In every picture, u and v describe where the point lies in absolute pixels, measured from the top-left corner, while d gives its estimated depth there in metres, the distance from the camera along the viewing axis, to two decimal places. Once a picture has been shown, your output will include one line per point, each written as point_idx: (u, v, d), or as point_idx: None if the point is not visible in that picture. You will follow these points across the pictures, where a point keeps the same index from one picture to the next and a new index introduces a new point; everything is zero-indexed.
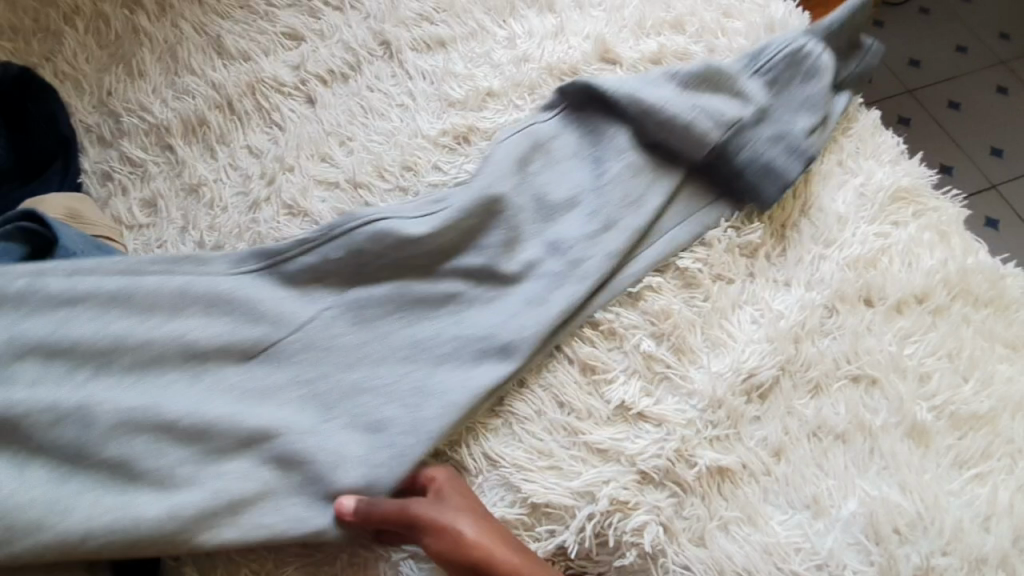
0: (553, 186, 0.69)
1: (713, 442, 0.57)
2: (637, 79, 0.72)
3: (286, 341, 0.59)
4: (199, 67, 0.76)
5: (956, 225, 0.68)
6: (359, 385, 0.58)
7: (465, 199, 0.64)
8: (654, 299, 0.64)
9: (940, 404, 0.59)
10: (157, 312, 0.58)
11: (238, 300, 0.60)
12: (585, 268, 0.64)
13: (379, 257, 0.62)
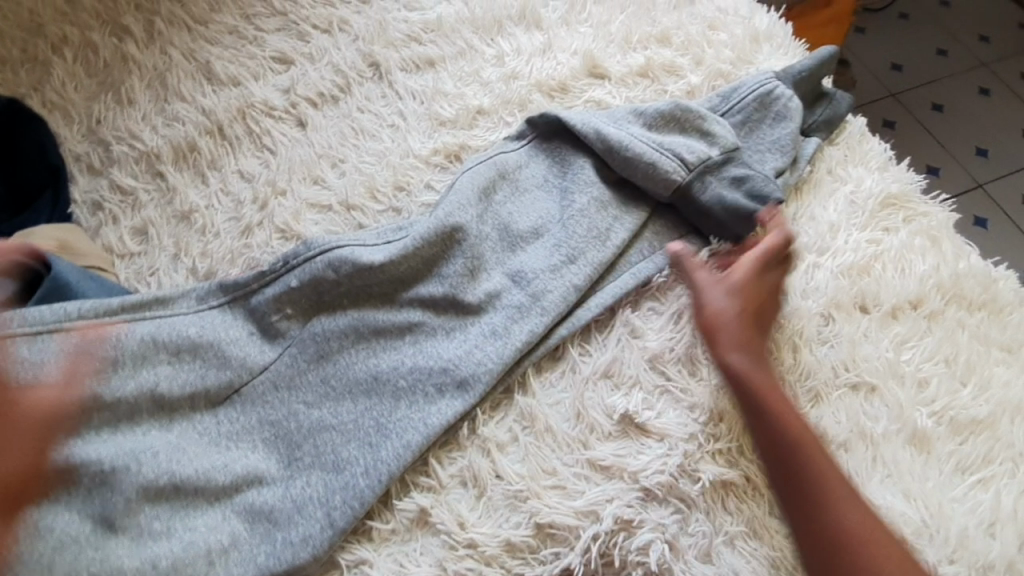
0: (518, 216, 0.69)
1: (716, 456, 0.57)
2: (602, 113, 0.73)
3: (254, 382, 0.59)
4: (189, 93, 0.76)
5: (946, 229, 0.69)
6: (324, 423, 0.58)
7: (426, 229, 0.65)
8: (649, 313, 0.64)
9: (939, 410, 0.59)
10: (162, 351, 0.59)
11: (207, 343, 0.60)
12: (546, 300, 0.63)
13: (371, 282, 0.63)
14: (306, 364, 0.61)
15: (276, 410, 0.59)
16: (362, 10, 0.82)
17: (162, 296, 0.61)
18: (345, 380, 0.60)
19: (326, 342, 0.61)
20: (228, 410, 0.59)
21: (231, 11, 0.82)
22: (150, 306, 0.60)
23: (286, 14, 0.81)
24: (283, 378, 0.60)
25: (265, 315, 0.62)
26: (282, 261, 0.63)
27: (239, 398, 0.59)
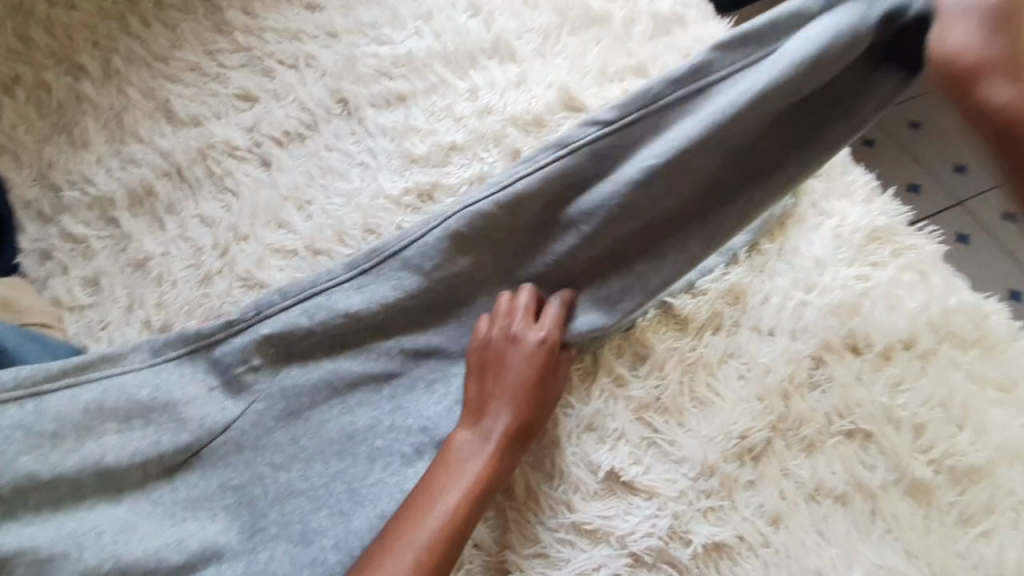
0: (510, 256, 0.65)
1: (708, 514, 0.54)
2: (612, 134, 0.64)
3: (216, 443, 0.56)
4: (147, 134, 0.72)
5: (935, 262, 0.67)
6: (294, 487, 0.55)
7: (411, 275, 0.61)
8: (636, 356, 0.61)
9: (937, 457, 0.56)
10: (111, 415, 0.54)
11: (162, 405, 0.55)
12: None
13: (343, 331, 0.59)
14: (273, 422, 0.57)
15: (239, 474, 0.55)
16: (330, 44, 0.79)
17: (110, 354, 0.55)
18: (317, 439, 0.57)
19: (300, 394, 0.58)
20: (186, 476, 0.55)
21: (192, 47, 0.79)
22: (95, 366, 0.54)
23: (251, 49, 0.78)
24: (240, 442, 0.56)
25: (222, 373, 0.57)
26: (254, 311, 0.58)
27: (197, 462, 0.55)
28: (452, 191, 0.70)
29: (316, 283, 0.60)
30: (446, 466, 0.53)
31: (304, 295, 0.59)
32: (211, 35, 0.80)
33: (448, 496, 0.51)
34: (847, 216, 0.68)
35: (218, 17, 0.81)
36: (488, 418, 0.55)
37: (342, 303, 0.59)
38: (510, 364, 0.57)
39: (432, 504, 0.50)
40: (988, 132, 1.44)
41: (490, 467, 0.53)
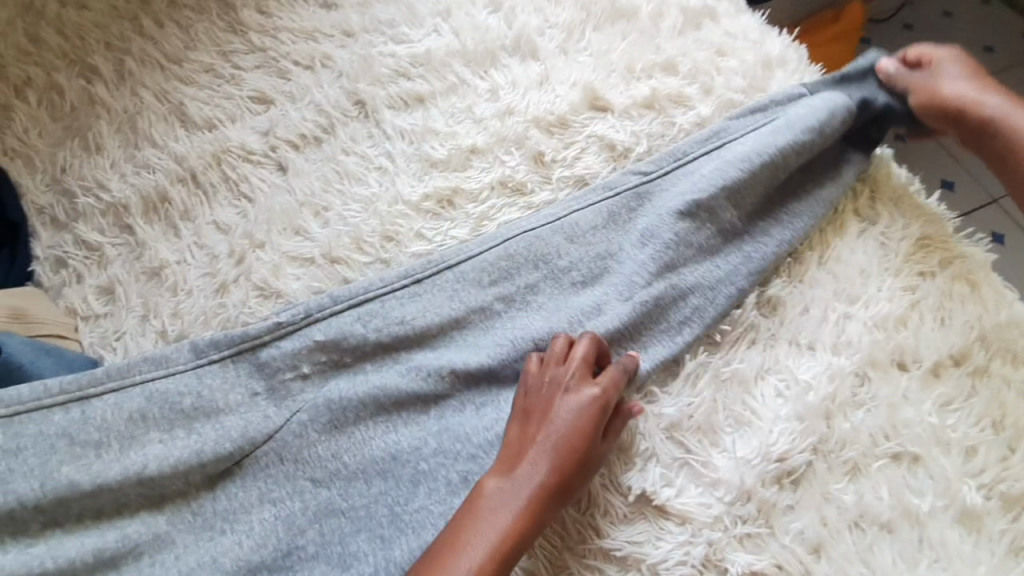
0: (565, 287, 0.63)
1: (744, 540, 0.51)
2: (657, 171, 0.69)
3: (262, 451, 0.54)
4: (161, 138, 0.71)
5: (985, 272, 0.63)
6: (335, 507, 0.53)
7: (466, 304, 0.61)
8: (682, 373, 0.59)
9: (990, 483, 0.53)
10: (154, 418, 0.54)
11: (204, 414, 0.55)
12: None
13: (377, 342, 0.58)
14: (316, 435, 0.55)
15: (281, 487, 0.53)
16: (346, 43, 0.77)
17: (155, 357, 0.55)
18: (360, 456, 0.55)
19: (347, 409, 0.55)
20: (225, 487, 0.53)
21: (207, 48, 0.77)
22: (141, 370, 0.55)
23: (266, 49, 0.76)
24: (268, 458, 0.54)
25: (241, 388, 0.56)
26: (302, 313, 0.58)
27: (239, 471, 0.54)
28: (473, 197, 0.68)
29: (368, 289, 0.60)
30: (470, 522, 0.48)
31: (356, 300, 0.60)
32: (226, 36, 0.78)
33: (467, 558, 0.46)
34: (893, 225, 0.65)
35: (232, 16, 0.79)
36: (522, 474, 0.50)
37: (392, 318, 0.59)
38: (555, 415, 0.52)
39: (448, 565, 0.46)
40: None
41: (515, 530, 0.48)
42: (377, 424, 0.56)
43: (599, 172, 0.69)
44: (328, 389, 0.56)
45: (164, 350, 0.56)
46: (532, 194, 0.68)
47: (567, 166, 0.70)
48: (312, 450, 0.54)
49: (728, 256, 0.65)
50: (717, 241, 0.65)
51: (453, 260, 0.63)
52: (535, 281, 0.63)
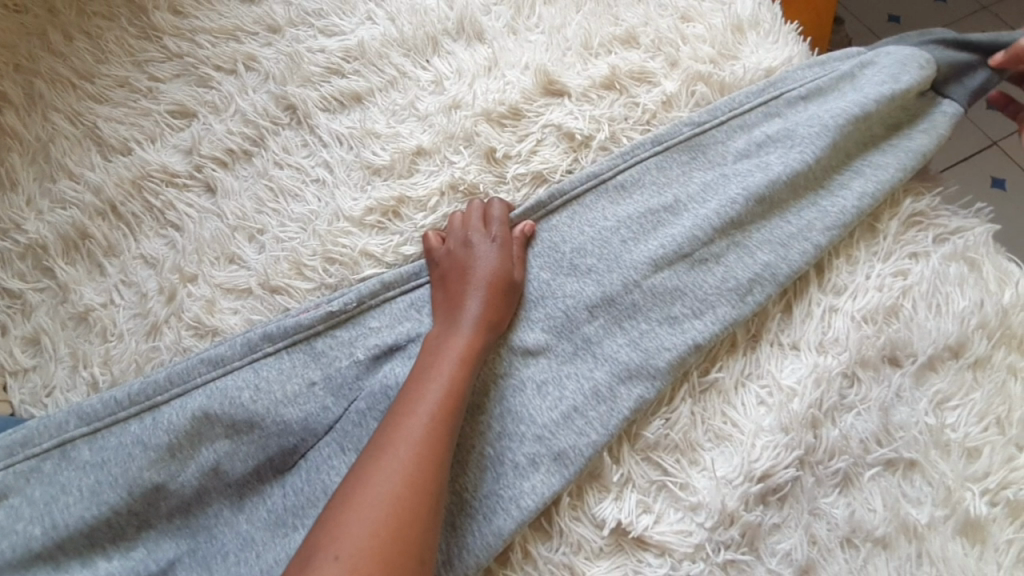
0: (536, 315, 0.56)
1: (728, 567, 0.48)
2: (627, 162, 0.62)
3: (197, 508, 0.49)
4: (76, 167, 0.64)
5: (987, 247, 0.57)
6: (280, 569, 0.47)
7: (419, 327, 0.56)
8: (669, 394, 0.53)
9: (994, 487, 0.48)
10: (80, 485, 0.47)
11: (123, 474, 0.48)
12: (565, 445, 0.51)
13: (323, 379, 0.53)
14: (259, 483, 0.50)
15: (223, 567, 0.47)
16: (271, 41, 0.70)
17: (80, 411, 0.49)
18: (309, 510, 0.49)
19: (296, 460, 0.51)
20: (155, 552, 0.47)
21: (120, 60, 0.70)
22: (65, 428, 0.49)
23: (184, 56, 0.69)
24: (219, 519, 0.49)
25: (162, 443, 0.49)
26: (232, 354, 0.52)
27: (170, 532, 0.48)
28: (421, 205, 0.61)
29: (309, 322, 0.54)
30: (415, 385, 0.49)
31: (295, 338, 0.54)
32: (140, 44, 0.70)
33: (433, 390, 0.48)
34: (882, 203, 0.59)
35: (145, 20, 0.71)
36: (460, 320, 0.53)
37: (340, 356, 0.54)
38: (476, 267, 0.56)
39: (414, 403, 0.47)
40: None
41: (466, 362, 0.50)
42: (319, 482, 0.50)
43: (557, 167, 0.63)
44: (265, 444, 0.50)
45: (87, 403, 0.49)
46: (485, 197, 0.62)
47: (522, 162, 0.63)
48: (260, 515, 0.49)
49: (715, 248, 0.58)
50: (700, 232, 0.58)
51: (395, 288, 0.57)
52: None
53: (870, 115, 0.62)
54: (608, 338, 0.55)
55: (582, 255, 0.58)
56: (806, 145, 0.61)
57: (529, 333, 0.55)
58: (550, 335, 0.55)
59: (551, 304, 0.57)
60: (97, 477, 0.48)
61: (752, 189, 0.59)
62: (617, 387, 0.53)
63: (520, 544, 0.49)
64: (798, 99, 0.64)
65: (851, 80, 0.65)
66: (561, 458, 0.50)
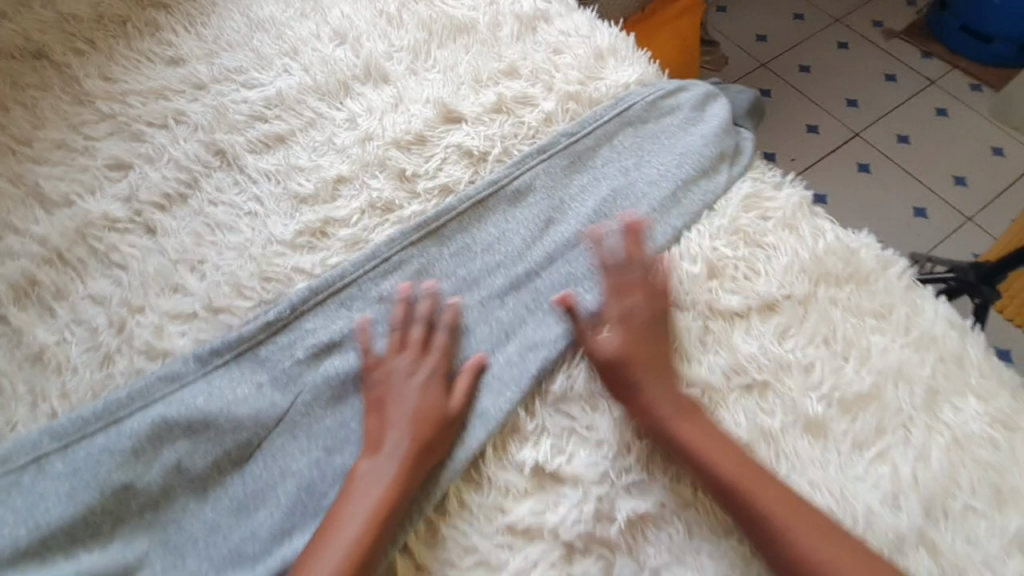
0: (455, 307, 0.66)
1: (630, 488, 0.57)
2: (516, 170, 0.73)
3: (170, 504, 0.54)
4: (20, 223, 0.70)
5: (800, 211, 0.71)
6: (242, 548, 0.53)
7: (346, 330, 0.64)
8: (574, 356, 0.63)
9: (828, 392, 0.59)
10: (57, 491, 0.53)
11: (97, 479, 0.53)
12: (487, 408, 0.60)
13: (271, 382, 0.60)
14: (219, 475, 0.56)
15: (195, 553, 0.53)
16: (197, 96, 0.78)
17: (51, 430, 0.55)
18: (268, 492, 0.56)
19: (252, 451, 0.57)
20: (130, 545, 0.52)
21: (55, 124, 0.76)
22: (39, 445, 0.55)
23: (116, 115, 0.76)
24: (186, 511, 0.54)
25: (126, 450, 0.55)
26: (178, 373, 0.59)
27: (147, 527, 0.53)
28: (344, 223, 0.70)
29: (249, 334, 0.62)
30: (364, 477, 0.55)
31: (240, 348, 0.61)
32: (73, 109, 0.77)
33: (346, 530, 0.52)
34: (723, 186, 0.72)
35: (77, 87, 0.78)
36: (382, 454, 0.56)
37: (283, 358, 0.62)
38: (399, 389, 0.59)
39: (331, 538, 0.52)
40: (834, 91, 1.72)
41: (387, 497, 0.54)
42: (277, 466, 0.57)
43: (461, 180, 0.73)
44: (222, 440, 0.57)
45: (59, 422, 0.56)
46: (400, 209, 0.71)
47: (430, 179, 0.73)
48: (223, 503, 0.55)
49: (601, 236, 0.69)
50: (583, 226, 0.70)
51: (323, 292, 0.65)
52: (422, 296, 0.66)
53: (700, 124, 0.78)
54: (524, 316, 0.66)
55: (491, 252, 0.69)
56: (653, 152, 0.75)
57: (463, 448, 0.58)
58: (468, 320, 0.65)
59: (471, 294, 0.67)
60: (71, 483, 0.53)
61: (616, 188, 0.72)
62: (526, 356, 0.63)
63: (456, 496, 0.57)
64: (646, 107, 0.78)
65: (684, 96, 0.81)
66: (484, 415, 0.60)
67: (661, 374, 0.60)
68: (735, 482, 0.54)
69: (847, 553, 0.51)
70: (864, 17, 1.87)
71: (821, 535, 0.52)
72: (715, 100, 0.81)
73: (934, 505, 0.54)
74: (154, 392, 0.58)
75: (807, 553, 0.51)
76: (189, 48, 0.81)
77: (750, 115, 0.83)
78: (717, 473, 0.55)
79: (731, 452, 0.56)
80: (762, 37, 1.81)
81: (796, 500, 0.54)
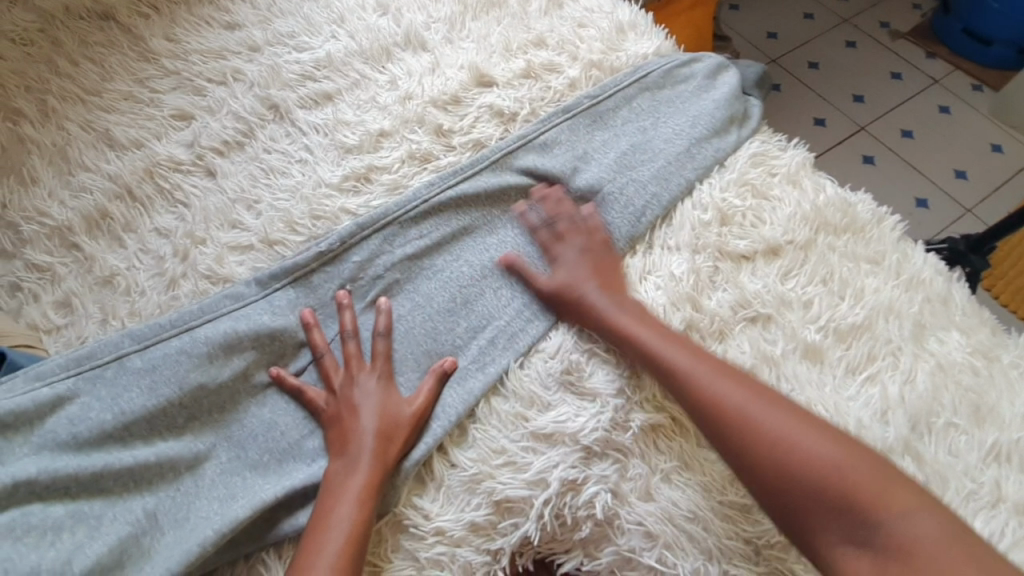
0: (487, 247, 0.73)
1: (644, 404, 0.63)
2: (542, 127, 0.80)
3: (235, 403, 0.61)
4: (94, 163, 0.77)
5: (804, 169, 0.78)
6: (299, 440, 0.61)
7: (388, 262, 0.70)
8: None
9: (825, 324, 0.66)
10: (138, 384, 0.59)
11: (173, 376, 0.60)
12: (512, 334, 0.67)
13: (322, 305, 0.68)
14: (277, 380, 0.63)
15: (255, 445, 0.60)
16: (253, 57, 0.86)
17: (132, 334, 0.62)
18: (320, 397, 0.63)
19: (306, 365, 0.65)
20: (202, 435, 0.59)
21: (123, 77, 0.84)
22: (121, 345, 0.61)
23: (179, 72, 0.84)
24: (248, 411, 0.61)
25: (198, 354, 0.61)
26: (241, 292, 0.66)
27: (216, 422, 0.60)
28: (386, 170, 0.77)
29: (301, 261, 0.69)
30: (346, 462, 0.57)
31: (294, 274, 0.68)
32: (140, 65, 0.85)
33: (339, 517, 0.53)
34: (731, 146, 0.79)
35: (142, 46, 0.86)
36: (354, 451, 0.58)
37: (331, 284, 0.69)
38: (376, 397, 0.61)
39: (323, 524, 0.53)
40: (840, 87, 1.78)
41: (368, 489, 0.55)
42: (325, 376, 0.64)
43: (492, 135, 0.80)
44: (280, 350, 0.64)
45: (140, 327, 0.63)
46: (438, 160, 0.78)
47: (465, 134, 0.80)
48: (279, 406, 0.62)
49: (621, 187, 0.76)
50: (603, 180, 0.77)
51: (368, 228, 0.72)
52: (457, 237, 0.73)
53: (711, 91, 0.85)
54: (550, 254, 0.72)
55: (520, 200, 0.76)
56: (667, 115, 0.82)
57: (421, 445, 0.60)
58: (498, 258, 0.72)
59: (501, 237, 0.74)
60: (151, 379, 0.60)
61: (634, 146, 0.79)
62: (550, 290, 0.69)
63: (486, 406, 0.63)
64: (662, 75, 0.85)
65: (697, 66, 0.87)
66: (514, 338, 0.67)
67: (615, 290, 0.67)
68: (711, 393, 0.58)
69: (814, 437, 0.53)
70: (871, 18, 1.94)
71: (741, 433, 0.55)
72: (724, 71, 0.88)
73: (919, 420, 0.62)
74: (219, 306, 0.65)
75: (790, 441, 0.54)
76: (244, 15, 0.89)
77: (758, 87, 0.90)
78: (676, 382, 0.60)
79: (685, 348, 0.62)
80: (771, 34, 1.88)
81: (747, 377, 0.60)
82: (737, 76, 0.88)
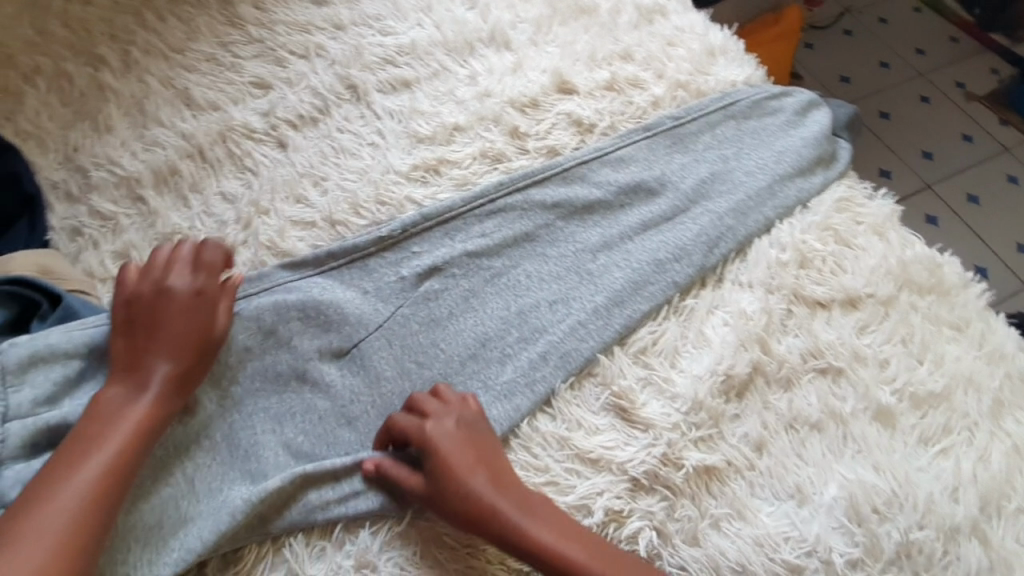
0: (549, 259, 0.70)
1: (699, 442, 0.59)
2: (616, 141, 0.78)
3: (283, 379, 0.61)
4: (169, 119, 0.77)
5: (888, 221, 0.74)
6: (341, 427, 0.59)
7: (451, 253, 0.69)
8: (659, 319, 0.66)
9: (900, 386, 0.62)
10: None
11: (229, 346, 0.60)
12: (565, 351, 0.64)
13: (377, 292, 0.66)
14: (326, 361, 0.62)
15: (292, 426, 0.59)
16: (337, 35, 0.85)
17: None
18: (365, 389, 0.61)
19: (349, 349, 0.63)
20: (248, 407, 0.59)
21: (206, 38, 0.83)
22: None
23: (263, 41, 0.84)
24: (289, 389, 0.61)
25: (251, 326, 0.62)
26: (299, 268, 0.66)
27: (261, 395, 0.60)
28: (457, 165, 0.76)
29: (359, 243, 0.67)
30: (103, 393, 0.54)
31: (354, 256, 0.67)
32: (224, 28, 0.84)
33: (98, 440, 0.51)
34: (815, 187, 0.76)
35: (230, 10, 0.86)
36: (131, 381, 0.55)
37: (389, 272, 0.67)
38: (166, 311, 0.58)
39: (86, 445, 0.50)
40: (909, 141, 1.73)
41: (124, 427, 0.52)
42: (372, 366, 0.62)
43: (567, 144, 0.78)
44: (329, 330, 0.63)
45: None
46: (510, 161, 0.77)
47: (540, 139, 0.78)
48: (319, 388, 0.61)
49: (697, 214, 0.74)
50: (678, 204, 0.75)
51: (432, 220, 0.70)
52: (520, 241, 0.71)
53: (797, 128, 0.82)
54: (615, 271, 0.70)
55: (590, 212, 0.74)
56: (750, 146, 0.80)
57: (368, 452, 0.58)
58: (562, 269, 0.70)
59: (564, 246, 0.71)
60: None
61: (713, 173, 0.77)
62: (612, 308, 0.67)
63: (532, 422, 0.61)
64: (748, 105, 0.82)
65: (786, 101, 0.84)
66: (566, 357, 0.64)
67: (510, 483, 0.55)
68: None
69: None
70: (948, 76, 1.88)
71: None
72: (813, 110, 0.85)
73: (990, 502, 0.58)
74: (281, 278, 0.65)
75: None
76: None
77: (846, 130, 0.87)
78: None
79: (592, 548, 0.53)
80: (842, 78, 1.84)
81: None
82: (827, 116, 0.84)
